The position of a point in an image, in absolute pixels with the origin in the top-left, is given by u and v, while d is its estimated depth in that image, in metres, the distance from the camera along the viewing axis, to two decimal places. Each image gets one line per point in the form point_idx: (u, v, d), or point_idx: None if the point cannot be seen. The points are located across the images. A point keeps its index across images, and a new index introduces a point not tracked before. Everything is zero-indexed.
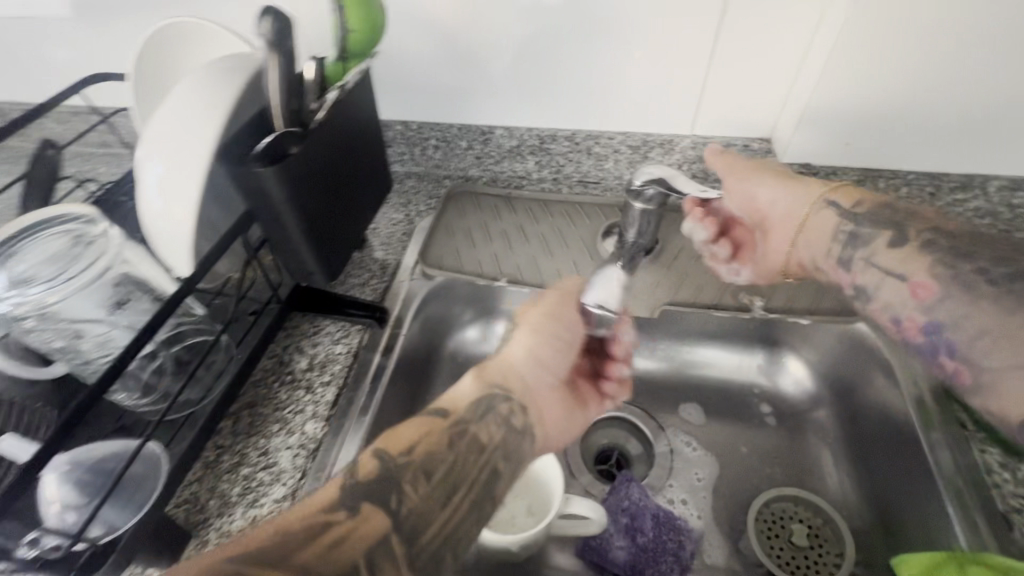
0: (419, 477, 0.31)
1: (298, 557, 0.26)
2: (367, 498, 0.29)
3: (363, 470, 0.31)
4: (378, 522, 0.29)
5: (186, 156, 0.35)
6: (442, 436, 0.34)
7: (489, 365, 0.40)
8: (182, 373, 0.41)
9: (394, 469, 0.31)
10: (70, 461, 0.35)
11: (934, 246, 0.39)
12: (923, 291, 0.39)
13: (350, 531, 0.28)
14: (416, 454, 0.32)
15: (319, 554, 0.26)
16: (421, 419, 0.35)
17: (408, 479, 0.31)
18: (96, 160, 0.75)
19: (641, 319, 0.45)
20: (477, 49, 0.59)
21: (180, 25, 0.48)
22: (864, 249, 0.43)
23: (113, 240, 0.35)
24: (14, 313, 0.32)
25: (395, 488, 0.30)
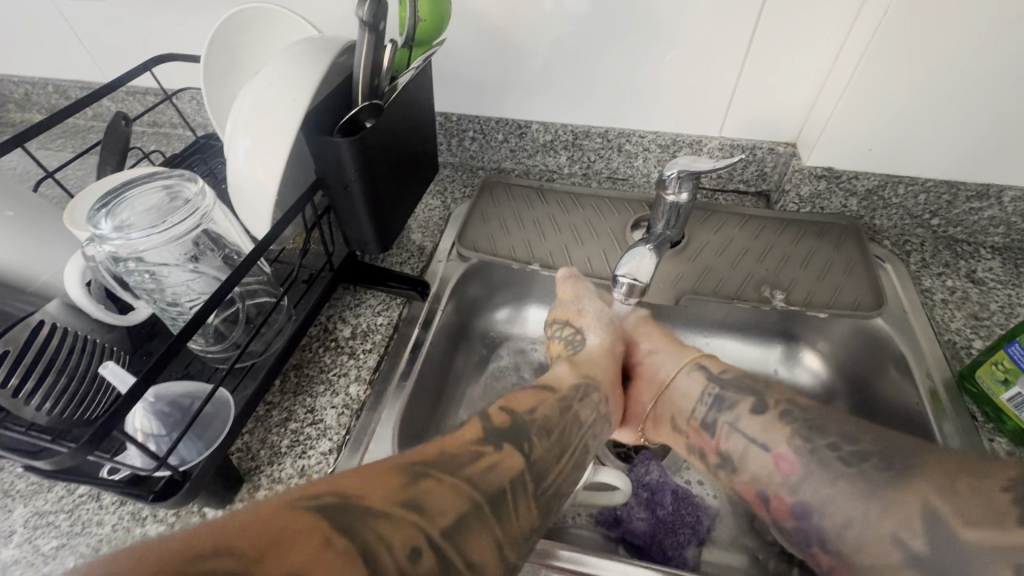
0: (540, 434, 0.39)
1: (464, 470, 0.32)
2: (509, 440, 0.37)
3: (499, 419, 0.39)
4: (516, 460, 0.35)
5: (273, 131, 0.38)
6: (554, 406, 0.43)
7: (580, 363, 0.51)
8: (250, 327, 0.45)
9: (523, 422, 0.39)
10: (155, 395, 0.39)
11: (789, 419, 0.43)
12: (786, 465, 0.41)
13: (500, 461, 0.35)
14: (536, 415, 0.41)
15: (477, 473, 0.33)
16: (530, 393, 0.44)
17: (535, 433, 0.39)
18: (149, 137, 0.79)
19: (630, 289, 0.49)
20: (522, 47, 0.63)
21: (255, 12, 0.53)
22: (729, 414, 0.46)
23: (205, 199, 0.39)
24: (112, 253, 0.35)
25: (525, 436, 0.38)
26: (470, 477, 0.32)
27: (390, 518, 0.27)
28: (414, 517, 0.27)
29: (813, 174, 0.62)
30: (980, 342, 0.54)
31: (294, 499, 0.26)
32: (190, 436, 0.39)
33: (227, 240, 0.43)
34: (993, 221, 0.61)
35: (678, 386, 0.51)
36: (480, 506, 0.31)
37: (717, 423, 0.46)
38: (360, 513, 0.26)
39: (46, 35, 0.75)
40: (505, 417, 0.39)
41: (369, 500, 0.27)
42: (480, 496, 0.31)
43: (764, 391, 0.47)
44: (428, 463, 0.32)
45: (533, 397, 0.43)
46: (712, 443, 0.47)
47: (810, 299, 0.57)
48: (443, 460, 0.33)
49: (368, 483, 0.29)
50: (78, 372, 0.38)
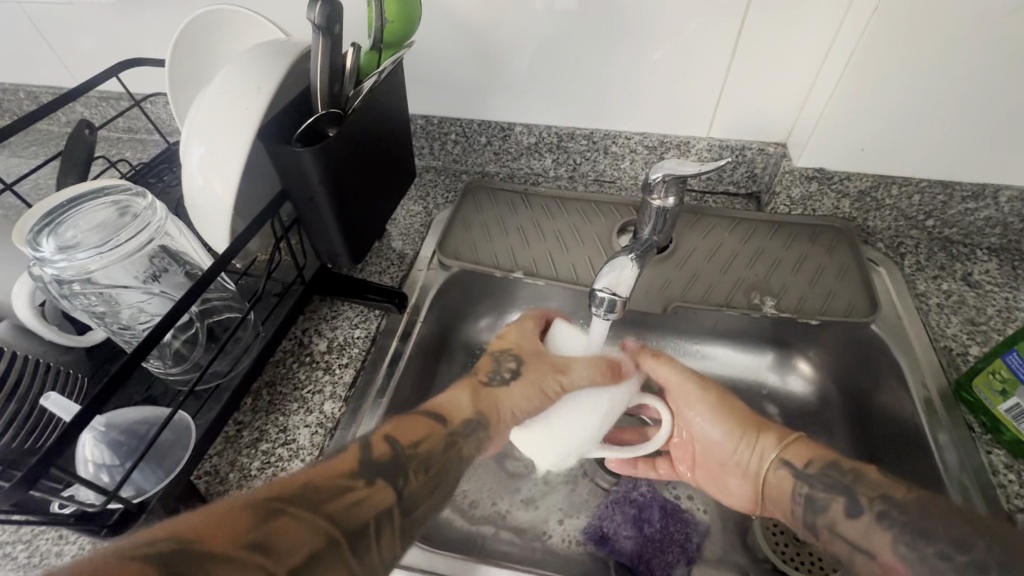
0: (418, 469, 0.39)
1: (326, 506, 0.33)
2: (381, 475, 0.37)
3: (377, 449, 0.39)
4: (387, 496, 0.36)
5: (229, 139, 0.36)
6: (440, 441, 0.42)
7: (485, 393, 0.48)
8: (213, 346, 0.43)
9: (402, 457, 0.39)
10: (107, 423, 0.37)
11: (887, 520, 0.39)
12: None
13: (368, 498, 0.36)
14: (420, 449, 0.40)
15: (344, 509, 0.34)
16: (424, 418, 0.43)
17: (413, 468, 0.39)
18: (122, 144, 0.77)
19: (611, 304, 0.46)
20: (502, 48, 0.61)
21: (219, 14, 0.51)
22: (826, 517, 0.42)
23: (157, 214, 0.37)
24: (56, 276, 0.33)
25: (399, 472, 0.38)
26: (335, 516, 0.33)
27: (233, 562, 0.28)
28: (259, 560, 0.28)
29: (804, 176, 0.60)
30: (977, 349, 0.52)
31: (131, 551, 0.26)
32: (146, 465, 0.37)
33: (185, 256, 0.40)
34: (989, 222, 0.59)
35: (771, 487, 0.46)
36: (336, 540, 0.32)
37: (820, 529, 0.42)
38: (193, 560, 0.27)
39: (13, 39, 0.72)
40: (383, 450, 0.39)
41: (209, 543, 0.28)
42: (340, 534, 0.33)
43: (855, 484, 0.42)
44: (287, 500, 0.32)
45: (420, 427, 0.42)
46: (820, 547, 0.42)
47: (801, 306, 0.55)
48: (300, 492, 0.33)
49: (216, 526, 0.29)
50: (27, 398, 0.36)
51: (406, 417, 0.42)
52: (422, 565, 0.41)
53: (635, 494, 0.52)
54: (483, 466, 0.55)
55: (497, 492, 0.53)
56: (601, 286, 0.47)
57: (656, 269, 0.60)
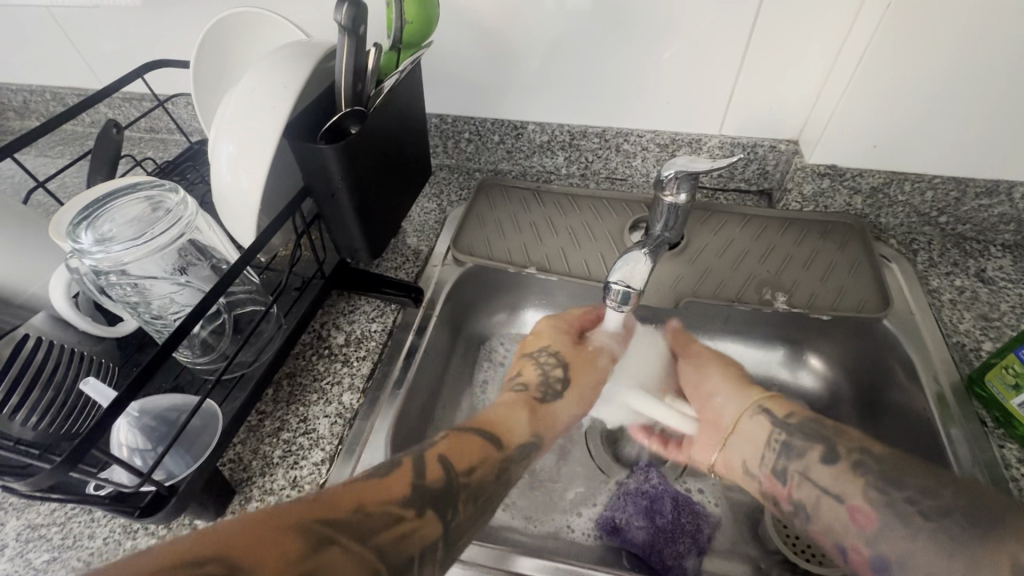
0: (469, 499, 0.38)
1: (375, 537, 0.31)
2: (431, 505, 0.35)
3: (432, 474, 0.37)
4: (434, 527, 0.34)
5: (256, 137, 0.37)
6: (493, 465, 0.42)
7: (542, 418, 0.50)
8: (238, 337, 0.45)
9: (455, 484, 0.38)
10: (140, 409, 0.39)
11: (865, 470, 0.41)
12: (861, 517, 0.39)
13: (417, 528, 0.34)
14: (472, 479, 0.39)
15: (392, 539, 0.32)
16: (475, 437, 0.43)
17: (462, 497, 0.37)
18: (145, 144, 0.79)
19: (625, 296, 0.47)
20: (516, 47, 0.62)
21: (240, 16, 0.52)
22: (798, 462, 0.45)
23: (188, 209, 0.38)
24: (93, 267, 0.35)
25: (451, 503, 0.36)
26: (382, 549, 0.31)
27: None
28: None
29: (816, 173, 0.60)
30: (990, 345, 0.52)
31: (176, 570, 0.24)
32: (176, 450, 0.38)
33: (213, 250, 0.42)
34: (1003, 218, 0.59)
35: (745, 430, 0.50)
36: (378, 573, 0.30)
37: (789, 472, 0.45)
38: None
39: (40, 42, 0.75)
40: (437, 471, 0.38)
41: (255, 566, 0.26)
42: (385, 571, 0.30)
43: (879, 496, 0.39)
44: (334, 526, 0.30)
45: (477, 447, 0.42)
46: (783, 490, 0.45)
47: (812, 301, 0.55)
48: (350, 520, 0.31)
49: (261, 542, 0.27)
50: (64, 385, 0.38)
51: (460, 433, 0.43)
52: None
53: (646, 485, 0.53)
54: None
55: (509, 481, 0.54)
56: (615, 278, 0.47)
57: (669, 264, 0.60)
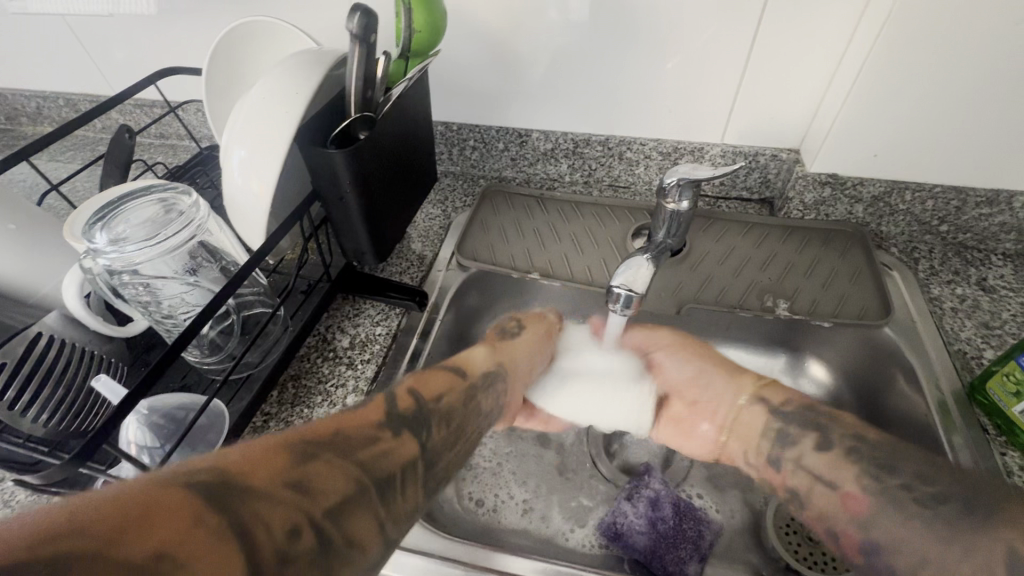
0: (442, 422, 0.37)
1: (358, 453, 0.31)
2: (407, 427, 0.35)
3: (402, 402, 0.37)
4: (412, 447, 0.34)
5: (267, 142, 0.38)
6: (461, 393, 0.41)
7: (500, 350, 0.50)
8: (245, 338, 0.46)
9: (426, 409, 0.37)
10: (149, 407, 0.40)
11: (858, 455, 0.39)
12: (853, 503, 0.37)
13: (395, 449, 0.33)
14: (442, 402, 0.39)
15: (370, 457, 0.31)
16: (444, 373, 0.42)
17: (435, 420, 0.37)
18: (155, 150, 0.80)
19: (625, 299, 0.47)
20: (520, 57, 0.63)
21: (252, 25, 0.53)
22: (793, 450, 0.43)
23: (200, 212, 0.39)
24: (107, 266, 0.36)
25: (426, 425, 0.36)
26: (365, 463, 0.30)
27: (274, 497, 0.25)
28: (297, 498, 0.26)
29: (817, 181, 0.61)
30: (991, 353, 0.52)
31: (177, 476, 0.24)
32: (183, 449, 0.39)
33: (223, 252, 0.43)
34: (1004, 227, 0.59)
35: (745, 423, 0.48)
36: (366, 485, 0.29)
37: (783, 459, 0.43)
38: (238, 494, 0.24)
39: (56, 49, 0.76)
40: (409, 402, 0.37)
41: (245, 479, 0.26)
42: (371, 481, 0.30)
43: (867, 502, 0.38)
44: (319, 444, 0.30)
45: (446, 379, 0.41)
46: (780, 478, 0.43)
47: (813, 308, 0.56)
48: (337, 443, 0.31)
49: (254, 463, 0.26)
50: (74, 384, 0.38)
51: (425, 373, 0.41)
52: (441, 552, 0.42)
53: (647, 490, 0.53)
54: (497, 461, 0.56)
55: (511, 483, 0.54)
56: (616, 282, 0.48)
57: (671, 270, 0.61)
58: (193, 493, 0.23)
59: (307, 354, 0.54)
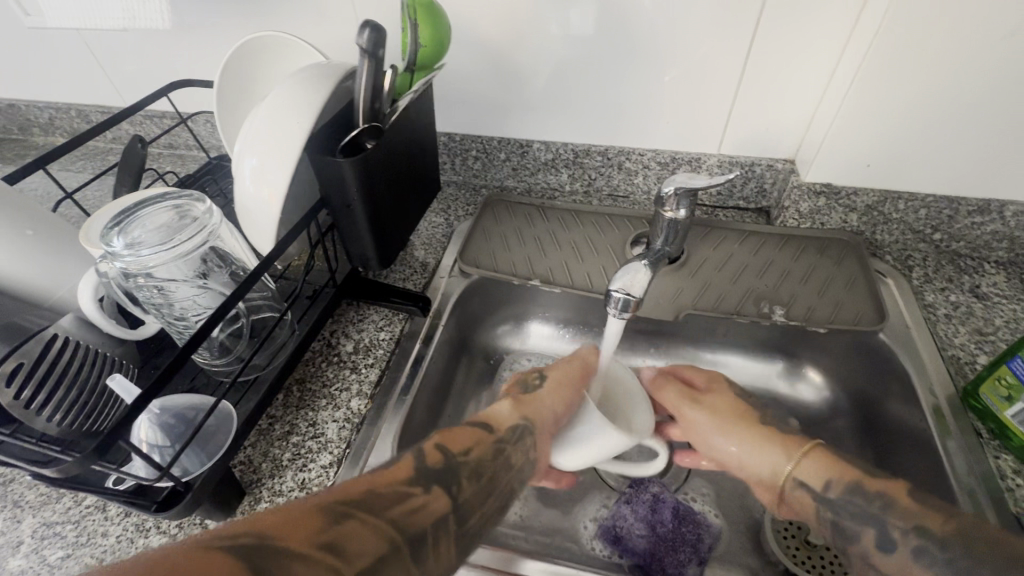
0: (471, 476, 0.37)
1: (390, 511, 0.31)
2: (437, 480, 0.35)
3: (431, 458, 0.36)
4: (443, 503, 0.34)
5: (278, 152, 0.40)
6: (489, 446, 0.39)
7: (524, 400, 0.43)
8: (253, 341, 0.47)
9: (454, 463, 0.37)
10: (161, 407, 0.41)
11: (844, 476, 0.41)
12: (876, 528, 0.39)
13: (426, 504, 0.33)
14: (471, 456, 0.38)
15: (404, 515, 0.32)
16: (466, 427, 0.40)
17: (465, 475, 0.36)
18: (164, 159, 0.82)
19: (624, 303, 0.48)
20: (522, 69, 0.65)
21: (261, 40, 0.55)
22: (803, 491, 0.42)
23: (213, 218, 0.40)
24: (123, 270, 0.37)
25: (455, 479, 0.36)
26: (398, 521, 0.31)
27: (308, 563, 0.26)
28: (330, 561, 0.27)
29: (812, 191, 0.62)
30: (985, 358, 0.53)
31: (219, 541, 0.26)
32: (194, 449, 0.40)
33: (233, 257, 0.44)
34: (996, 235, 0.60)
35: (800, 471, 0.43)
36: (396, 544, 0.30)
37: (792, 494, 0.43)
38: (269, 558, 0.26)
39: (69, 62, 0.78)
40: (437, 456, 0.36)
41: (285, 542, 0.27)
42: (401, 539, 0.31)
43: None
44: (355, 503, 0.31)
45: (472, 434, 0.39)
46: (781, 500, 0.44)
47: (809, 314, 0.57)
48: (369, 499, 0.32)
49: (288, 527, 0.28)
50: (88, 385, 0.39)
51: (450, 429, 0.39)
52: None
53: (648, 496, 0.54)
54: None
55: None
56: (614, 286, 0.49)
57: (670, 277, 0.62)
58: (231, 557, 0.25)
59: (311, 359, 0.55)
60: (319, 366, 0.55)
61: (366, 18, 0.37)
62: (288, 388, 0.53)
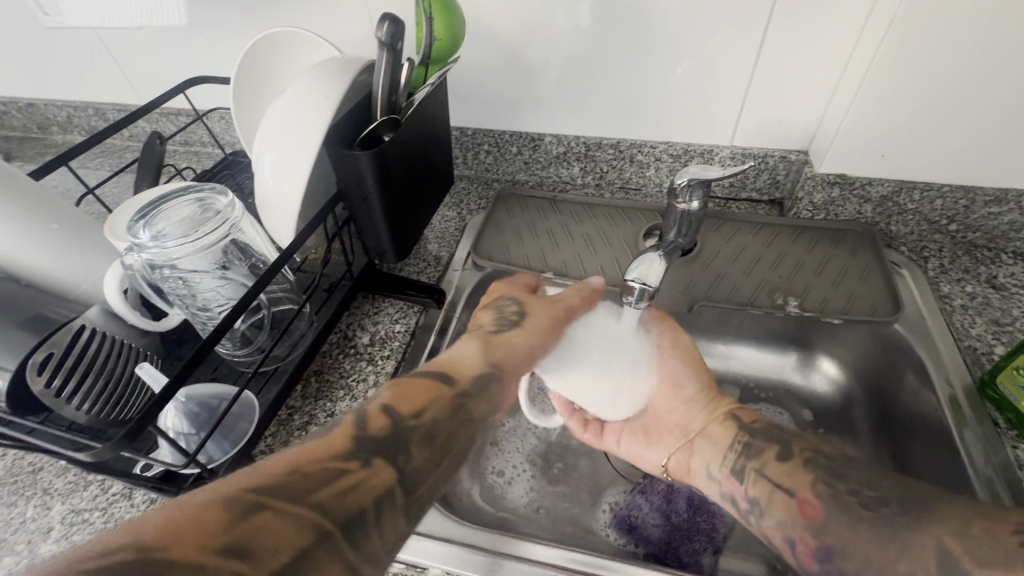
0: (421, 441, 0.34)
1: (316, 494, 0.27)
2: (379, 453, 0.32)
3: (375, 424, 0.33)
4: (388, 476, 0.31)
5: (298, 146, 0.40)
6: (448, 404, 0.37)
7: (495, 343, 0.44)
8: (274, 332, 0.48)
9: (402, 429, 0.34)
10: (186, 395, 0.42)
11: (814, 466, 0.41)
12: (810, 509, 0.39)
13: (365, 480, 0.30)
14: (423, 420, 0.35)
15: (334, 497, 0.28)
16: (424, 380, 0.38)
17: (416, 441, 0.34)
18: (181, 156, 0.83)
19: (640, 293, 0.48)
20: (531, 62, 0.65)
21: (277, 36, 0.56)
22: (757, 460, 0.45)
23: (234, 211, 0.41)
24: (149, 261, 0.38)
25: (403, 446, 0.33)
26: (326, 505, 0.27)
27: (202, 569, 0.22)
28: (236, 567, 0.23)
29: (826, 182, 0.62)
30: (1002, 349, 0.53)
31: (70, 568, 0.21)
32: (217, 438, 0.41)
33: (254, 249, 0.45)
34: (1014, 226, 0.60)
35: (711, 435, 0.49)
36: (327, 533, 0.26)
37: (745, 469, 0.45)
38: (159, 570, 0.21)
39: (88, 61, 0.79)
40: (382, 422, 0.34)
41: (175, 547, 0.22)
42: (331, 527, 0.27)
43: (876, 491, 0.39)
44: (268, 484, 0.27)
45: (429, 389, 0.37)
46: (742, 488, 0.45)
47: (824, 305, 0.57)
48: (293, 481, 0.28)
49: (178, 530, 0.23)
50: (115, 374, 0.40)
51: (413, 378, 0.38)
52: (461, 539, 0.44)
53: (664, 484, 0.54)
54: (513, 456, 0.57)
55: (525, 476, 0.56)
56: (629, 276, 0.49)
57: (683, 269, 0.62)
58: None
59: (328, 350, 0.56)
60: (336, 357, 0.56)
61: (385, 11, 0.38)
62: (307, 379, 0.53)
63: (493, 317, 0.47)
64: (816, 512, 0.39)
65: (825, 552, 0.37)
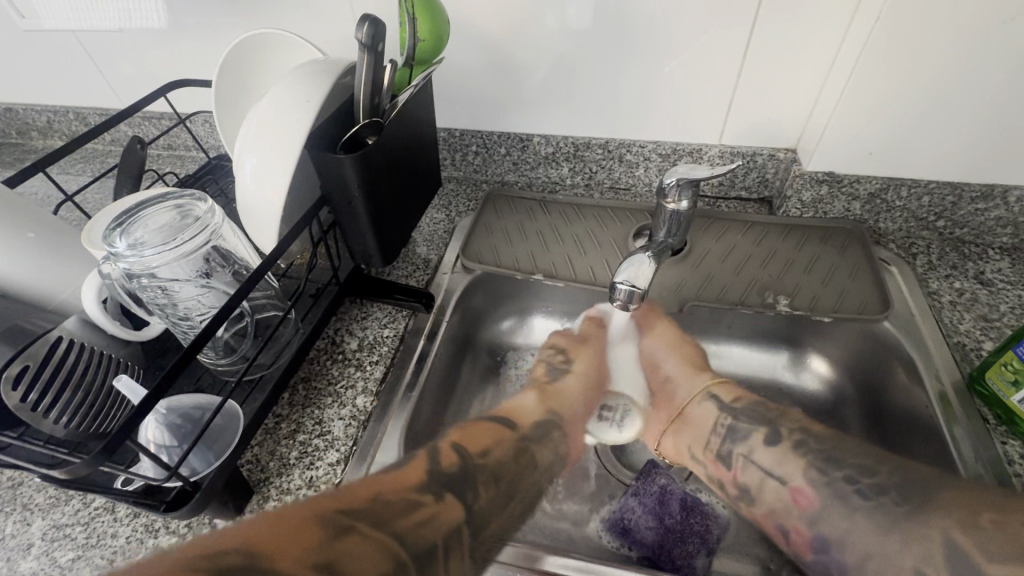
0: (487, 479, 0.42)
1: (395, 525, 0.34)
2: (449, 488, 0.39)
3: (445, 460, 0.42)
4: (455, 510, 0.38)
5: (278, 150, 0.40)
6: (504, 445, 0.46)
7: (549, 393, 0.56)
8: (258, 340, 0.47)
9: (471, 467, 0.42)
10: (167, 407, 0.41)
11: (804, 450, 0.46)
12: (803, 500, 0.44)
13: (436, 515, 0.37)
14: (487, 457, 0.44)
15: (410, 529, 0.35)
16: (486, 427, 0.47)
17: (480, 477, 0.42)
18: (164, 161, 0.82)
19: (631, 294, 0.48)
20: (520, 63, 0.64)
21: (258, 37, 0.55)
22: (743, 446, 0.49)
23: (214, 217, 0.40)
24: (127, 270, 0.37)
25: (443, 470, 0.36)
26: (403, 533, 0.34)
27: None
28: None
29: (814, 180, 0.62)
30: (990, 344, 0.53)
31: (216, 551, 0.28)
32: (200, 448, 0.41)
33: (236, 256, 0.44)
34: (1000, 221, 0.60)
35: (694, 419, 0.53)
36: (401, 561, 0.32)
37: (733, 455, 0.49)
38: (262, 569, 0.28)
39: (66, 64, 0.78)
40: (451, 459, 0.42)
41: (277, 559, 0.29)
42: (406, 556, 0.33)
43: None
44: (350, 513, 0.33)
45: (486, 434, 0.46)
46: (730, 475, 0.49)
47: (813, 303, 0.57)
48: (375, 509, 0.35)
49: (284, 536, 0.30)
50: (94, 386, 0.39)
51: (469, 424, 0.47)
52: None
53: (646, 462, 0.54)
54: None
55: None
56: (618, 278, 0.49)
57: (672, 269, 0.62)
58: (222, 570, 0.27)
59: (315, 356, 0.55)
60: (323, 364, 0.55)
61: (365, 12, 0.37)
62: (293, 386, 0.53)
63: (546, 370, 0.59)
64: (808, 502, 0.44)
65: (819, 540, 0.42)
